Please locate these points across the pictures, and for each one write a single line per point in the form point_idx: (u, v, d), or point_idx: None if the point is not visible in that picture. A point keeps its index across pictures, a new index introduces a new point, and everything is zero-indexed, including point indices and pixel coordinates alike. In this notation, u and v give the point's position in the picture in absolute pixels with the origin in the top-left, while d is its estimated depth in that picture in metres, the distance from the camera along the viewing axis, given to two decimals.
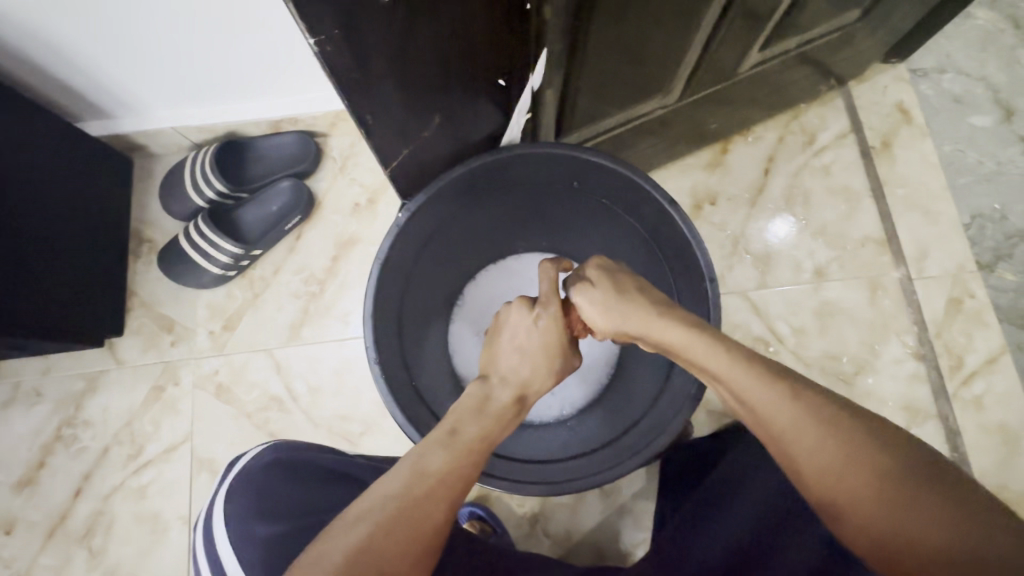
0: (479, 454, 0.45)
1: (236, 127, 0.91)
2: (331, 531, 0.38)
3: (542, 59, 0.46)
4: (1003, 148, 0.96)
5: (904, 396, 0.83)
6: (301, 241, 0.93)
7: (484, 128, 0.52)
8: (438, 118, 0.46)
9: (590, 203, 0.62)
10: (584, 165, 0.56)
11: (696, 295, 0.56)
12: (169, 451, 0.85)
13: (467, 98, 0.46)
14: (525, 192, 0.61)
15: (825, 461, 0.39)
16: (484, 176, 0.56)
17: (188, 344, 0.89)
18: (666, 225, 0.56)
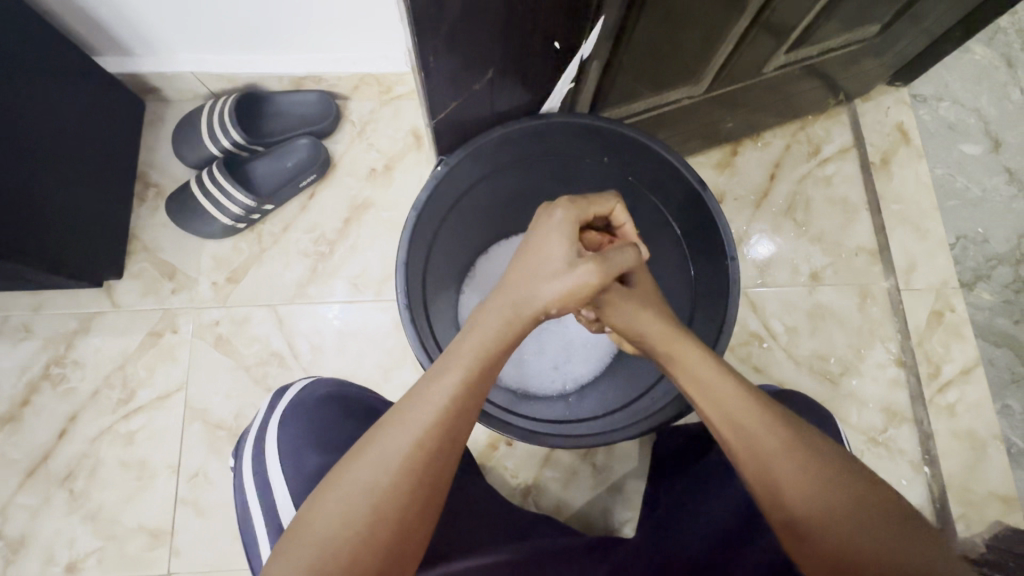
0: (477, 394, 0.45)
1: (257, 80, 0.91)
2: (345, 467, 0.41)
3: (597, 27, 0.49)
4: (988, 176, 1.02)
5: (885, 399, 0.88)
6: (314, 200, 0.93)
7: (528, 90, 0.54)
8: (491, 73, 0.49)
9: (614, 180, 0.65)
10: (617, 142, 0.59)
11: (716, 273, 0.59)
12: (161, 399, 0.84)
13: (522, 58, 0.49)
14: (556, 162, 0.64)
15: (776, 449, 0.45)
16: (520, 142, 0.59)
17: (189, 293, 0.88)
18: (692, 204, 0.59)
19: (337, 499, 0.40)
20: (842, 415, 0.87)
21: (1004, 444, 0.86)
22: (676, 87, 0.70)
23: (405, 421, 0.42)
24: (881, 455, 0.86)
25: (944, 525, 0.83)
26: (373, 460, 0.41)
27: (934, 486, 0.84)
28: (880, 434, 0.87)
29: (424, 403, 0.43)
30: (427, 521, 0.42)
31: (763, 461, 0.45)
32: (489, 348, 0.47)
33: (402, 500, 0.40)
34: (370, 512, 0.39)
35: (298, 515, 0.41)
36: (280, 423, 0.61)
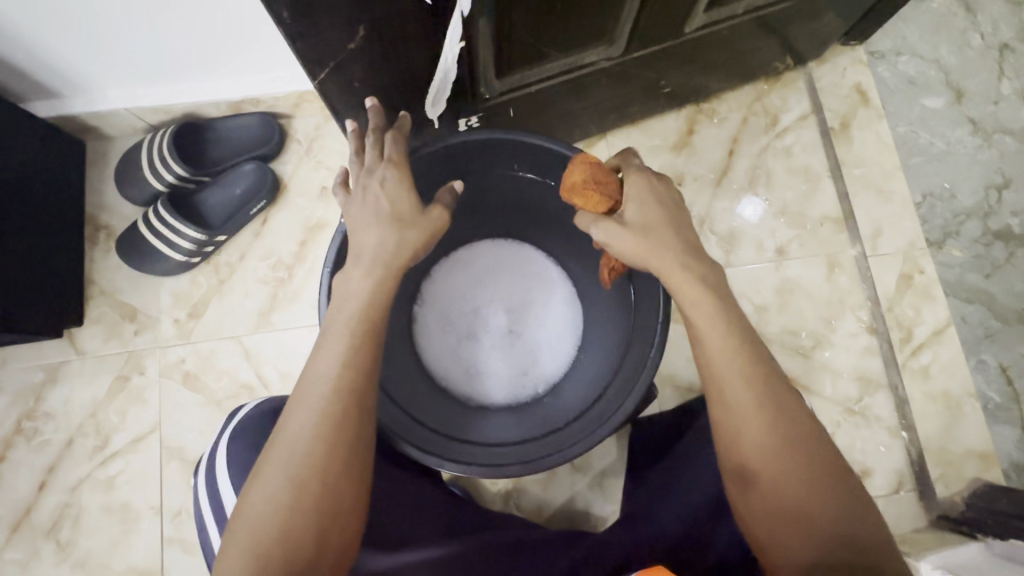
0: (363, 355, 0.49)
1: (195, 109, 0.88)
2: (267, 458, 0.46)
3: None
4: (952, 128, 1.00)
5: (857, 367, 0.88)
6: (268, 225, 0.91)
7: (419, 48, 0.57)
8: (363, 32, 0.53)
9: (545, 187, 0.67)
10: (528, 149, 0.61)
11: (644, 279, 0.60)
12: (136, 441, 0.84)
13: (396, 19, 0.52)
14: (483, 173, 0.66)
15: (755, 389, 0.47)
16: (447, 156, 0.61)
17: (153, 333, 0.87)
18: None
19: (265, 483, 0.45)
20: (816, 388, 0.87)
21: (979, 400, 0.86)
22: (589, 43, 0.69)
23: (304, 404, 0.47)
24: (858, 425, 0.86)
25: (924, 487, 0.84)
26: (286, 441, 0.46)
27: (912, 450, 0.85)
28: (856, 403, 0.87)
29: (315, 382, 0.48)
30: (355, 479, 0.47)
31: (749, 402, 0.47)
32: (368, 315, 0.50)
33: (320, 468, 0.45)
34: (294, 489, 0.45)
35: (234, 512, 0.46)
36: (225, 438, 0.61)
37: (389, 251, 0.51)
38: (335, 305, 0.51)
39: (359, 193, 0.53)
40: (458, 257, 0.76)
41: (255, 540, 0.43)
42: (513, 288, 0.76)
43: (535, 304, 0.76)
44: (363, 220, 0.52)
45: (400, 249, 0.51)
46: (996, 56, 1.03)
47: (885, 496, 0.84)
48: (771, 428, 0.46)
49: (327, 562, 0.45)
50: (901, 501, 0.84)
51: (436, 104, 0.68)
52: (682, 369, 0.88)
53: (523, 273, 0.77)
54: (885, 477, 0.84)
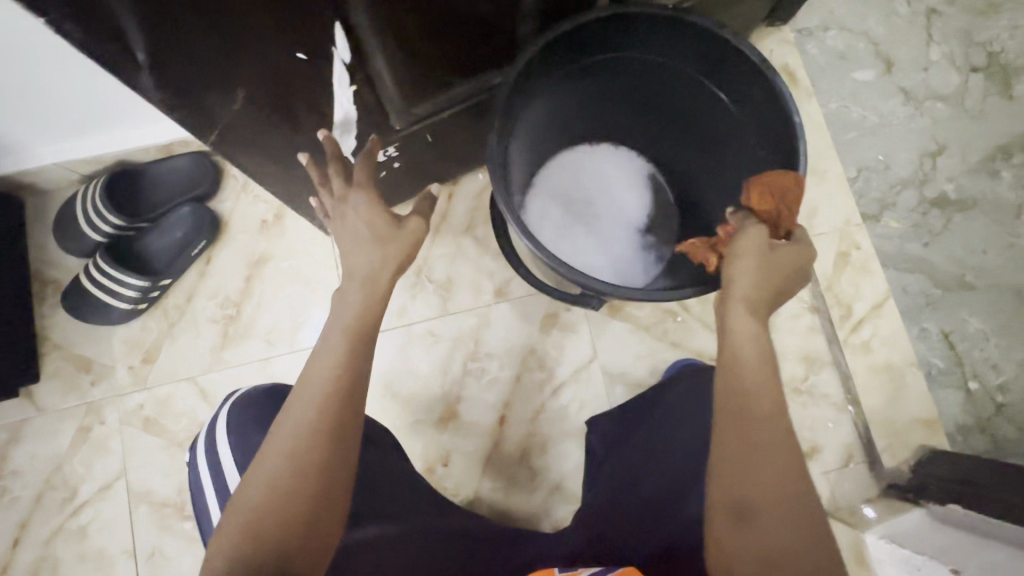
0: (355, 351, 0.50)
1: (127, 156, 0.89)
2: (264, 451, 0.47)
3: (337, 29, 0.49)
4: (884, 99, 1.00)
5: (801, 348, 0.89)
6: (212, 264, 0.92)
7: (303, 95, 0.53)
8: (242, 93, 0.49)
9: (711, 104, 0.69)
10: (668, 35, 0.64)
11: (779, 141, 0.62)
12: (104, 489, 0.86)
13: (267, 72, 0.48)
14: (646, 66, 0.69)
15: (771, 398, 0.44)
16: (586, 37, 0.64)
17: (110, 382, 0.89)
18: (758, 94, 0.63)
19: (263, 472, 0.46)
20: None
21: (920, 369, 0.88)
22: (492, 65, 0.65)
23: (301, 397, 0.48)
24: (806, 404, 0.88)
25: (873, 458, 0.86)
26: (286, 431, 0.47)
27: (859, 423, 0.87)
28: (802, 383, 0.88)
29: (315, 377, 0.49)
30: (349, 466, 0.48)
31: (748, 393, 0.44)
32: (365, 317, 0.52)
33: (319, 454, 0.46)
34: (296, 467, 0.45)
35: (234, 497, 0.46)
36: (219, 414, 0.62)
37: (379, 266, 0.53)
38: (333, 311, 0.53)
39: (339, 221, 0.55)
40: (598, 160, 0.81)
41: (247, 515, 0.44)
42: (606, 223, 0.81)
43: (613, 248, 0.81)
44: (352, 245, 0.54)
45: (387, 263, 0.53)
46: (924, 22, 1.03)
47: (837, 470, 0.86)
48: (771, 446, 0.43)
49: (321, 540, 0.46)
50: (852, 474, 0.86)
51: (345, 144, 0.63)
52: (632, 367, 0.89)
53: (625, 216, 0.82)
54: (835, 451, 0.86)
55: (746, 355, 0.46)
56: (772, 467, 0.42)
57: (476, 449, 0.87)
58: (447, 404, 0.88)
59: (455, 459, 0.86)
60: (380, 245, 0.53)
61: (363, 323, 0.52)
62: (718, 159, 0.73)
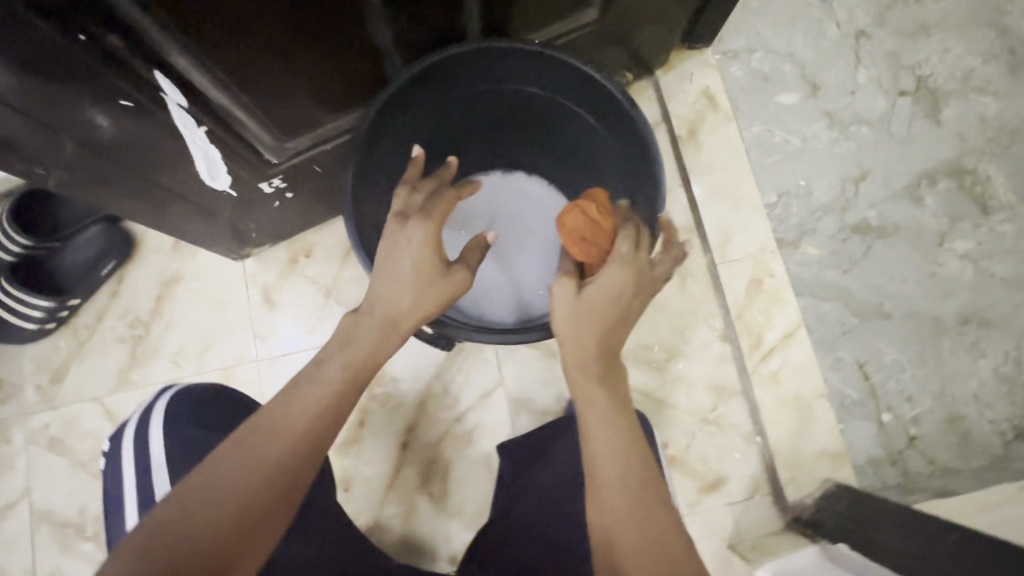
0: (346, 390, 0.49)
1: None
2: (216, 461, 0.44)
3: (162, 78, 0.50)
4: (809, 123, 0.99)
5: (709, 376, 0.88)
6: (124, 284, 0.92)
7: (141, 136, 0.53)
8: (71, 142, 0.49)
9: (593, 135, 0.70)
10: (541, 73, 0.65)
11: (647, 178, 0.63)
12: (6, 508, 0.86)
13: (89, 118, 0.48)
14: (530, 96, 0.69)
15: (625, 442, 0.47)
16: (459, 74, 0.65)
17: (18, 401, 0.89)
18: (628, 130, 0.64)
19: (213, 486, 0.42)
20: (670, 401, 0.88)
21: (830, 400, 0.87)
22: (358, 100, 0.66)
23: (278, 420, 0.46)
24: (713, 434, 0.87)
25: (778, 491, 0.85)
26: (252, 452, 0.44)
27: (765, 455, 0.86)
28: (710, 412, 0.87)
29: (300, 407, 0.47)
30: (293, 504, 0.45)
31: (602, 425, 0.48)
32: (368, 357, 0.51)
33: (271, 486, 0.43)
34: (246, 481, 0.43)
35: (162, 502, 0.42)
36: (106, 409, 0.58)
37: (388, 319, 0.52)
38: (336, 346, 0.51)
39: (389, 245, 0.54)
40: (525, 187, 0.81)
41: (158, 523, 0.41)
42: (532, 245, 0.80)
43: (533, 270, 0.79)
44: (384, 281, 0.53)
45: (416, 310, 0.54)
46: (852, 44, 1.02)
47: (741, 502, 0.85)
48: (625, 483, 0.45)
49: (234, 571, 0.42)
50: (756, 506, 0.85)
51: (215, 177, 0.64)
52: (538, 394, 0.88)
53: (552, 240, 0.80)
54: (741, 482, 0.85)
55: (600, 405, 0.49)
56: (633, 506, 0.44)
57: (379, 474, 0.86)
58: (350, 429, 0.87)
59: (357, 484, 0.86)
60: (417, 285, 0.53)
61: (366, 365, 0.50)
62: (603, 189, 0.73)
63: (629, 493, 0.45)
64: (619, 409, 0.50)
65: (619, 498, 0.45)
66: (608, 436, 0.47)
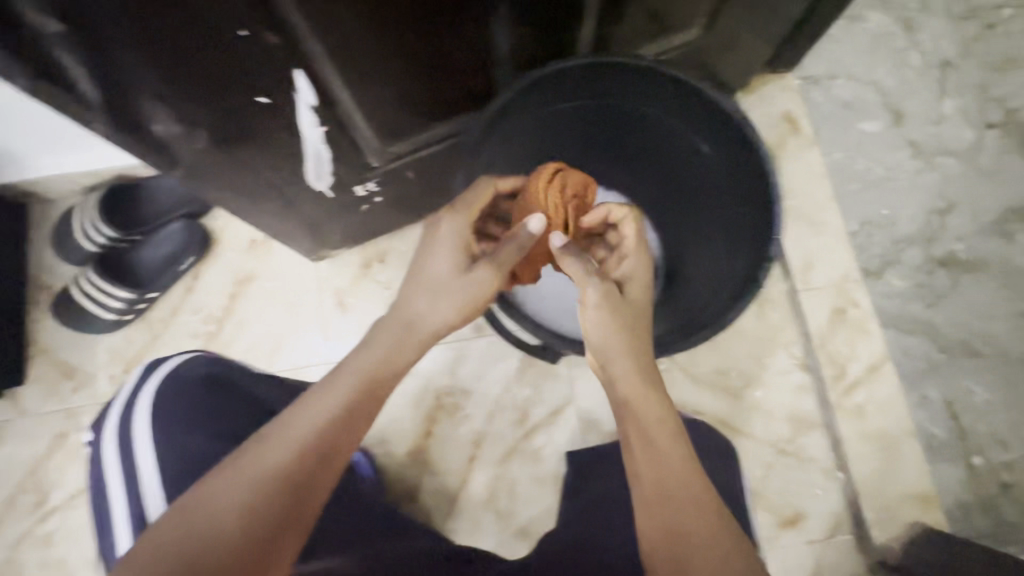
0: (361, 406, 0.49)
1: (126, 170, 0.91)
2: (219, 475, 0.44)
3: (301, 78, 0.49)
4: (892, 152, 0.97)
5: (788, 407, 0.85)
6: (200, 280, 0.93)
7: (268, 135, 0.53)
8: (203, 135, 0.48)
9: (695, 159, 0.69)
10: (651, 87, 0.64)
11: (759, 201, 0.61)
12: (73, 497, 0.87)
13: (226, 113, 0.48)
14: (637, 113, 0.68)
15: (683, 472, 0.49)
16: (567, 83, 0.64)
17: (90, 390, 0.90)
18: (740, 150, 0.62)
19: (224, 499, 0.43)
20: (745, 429, 0.85)
21: (918, 439, 0.83)
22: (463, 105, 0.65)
23: (293, 438, 0.46)
24: (791, 467, 0.83)
25: (860, 532, 0.80)
26: (256, 468, 0.44)
27: (848, 492, 0.82)
28: (789, 444, 0.84)
29: (312, 421, 0.47)
30: (305, 523, 0.45)
31: (653, 444, 0.50)
32: (369, 371, 0.51)
33: (276, 505, 0.43)
34: (235, 512, 0.42)
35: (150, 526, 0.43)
36: (157, 362, 0.67)
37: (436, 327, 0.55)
38: (354, 359, 0.52)
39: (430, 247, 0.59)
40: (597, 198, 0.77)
41: (165, 545, 0.41)
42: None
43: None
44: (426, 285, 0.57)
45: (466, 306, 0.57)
46: (937, 74, 1.00)
47: (821, 541, 0.81)
48: (699, 508, 0.47)
49: None
50: (837, 547, 0.81)
51: (319, 177, 0.63)
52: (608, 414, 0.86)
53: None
54: (820, 520, 0.81)
55: (656, 433, 0.51)
56: (674, 523, 0.47)
57: (443, 486, 0.85)
58: (416, 438, 0.86)
59: (420, 495, 0.85)
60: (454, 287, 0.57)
61: (371, 380, 0.51)
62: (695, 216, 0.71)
63: (699, 519, 0.47)
64: (674, 430, 0.51)
65: (685, 523, 0.47)
66: (645, 449, 0.50)
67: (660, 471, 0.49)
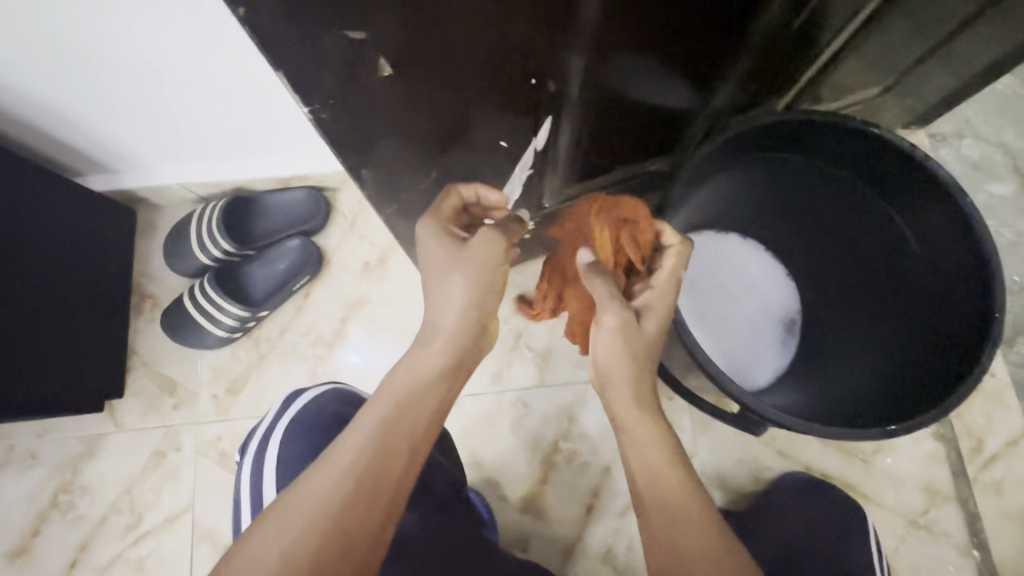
0: (369, 467, 0.43)
1: (245, 184, 0.88)
2: (232, 557, 0.40)
3: (547, 125, 0.53)
4: (1021, 218, 0.95)
5: (921, 476, 0.82)
6: (310, 300, 0.90)
7: (482, 168, 0.55)
8: (433, 173, 0.52)
9: (892, 244, 0.64)
10: (840, 147, 0.61)
11: (963, 271, 0.58)
12: (169, 521, 0.83)
13: (466, 150, 0.51)
14: (823, 175, 0.64)
15: (681, 495, 0.44)
16: (755, 139, 0.60)
17: (191, 408, 0.87)
18: (940, 218, 0.58)
19: None
20: (875, 497, 0.82)
21: None
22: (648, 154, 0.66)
23: (297, 508, 0.41)
24: (924, 541, 0.80)
25: None
26: (260, 547, 0.40)
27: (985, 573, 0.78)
28: (921, 516, 0.81)
29: (320, 484, 0.42)
30: None
31: (680, 520, 0.43)
32: (391, 425, 0.45)
33: None
34: (313, 512, 0.41)
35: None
36: (300, 389, 0.63)
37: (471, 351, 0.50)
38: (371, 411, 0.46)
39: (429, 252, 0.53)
40: (721, 245, 0.71)
41: None
42: (729, 310, 0.70)
43: (734, 338, 0.70)
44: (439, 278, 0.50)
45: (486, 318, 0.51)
46: None
47: None
48: None
49: None
50: None
51: None
52: (733, 472, 0.83)
53: (755, 301, 0.71)
54: None
55: (648, 464, 0.46)
56: None
57: (559, 537, 0.81)
58: (532, 483, 0.83)
59: (533, 544, 0.81)
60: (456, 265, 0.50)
61: (392, 438, 0.45)
62: (881, 321, 0.65)
63: None
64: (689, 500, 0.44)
65: None
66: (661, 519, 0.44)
67: (657, 491, 0.45)
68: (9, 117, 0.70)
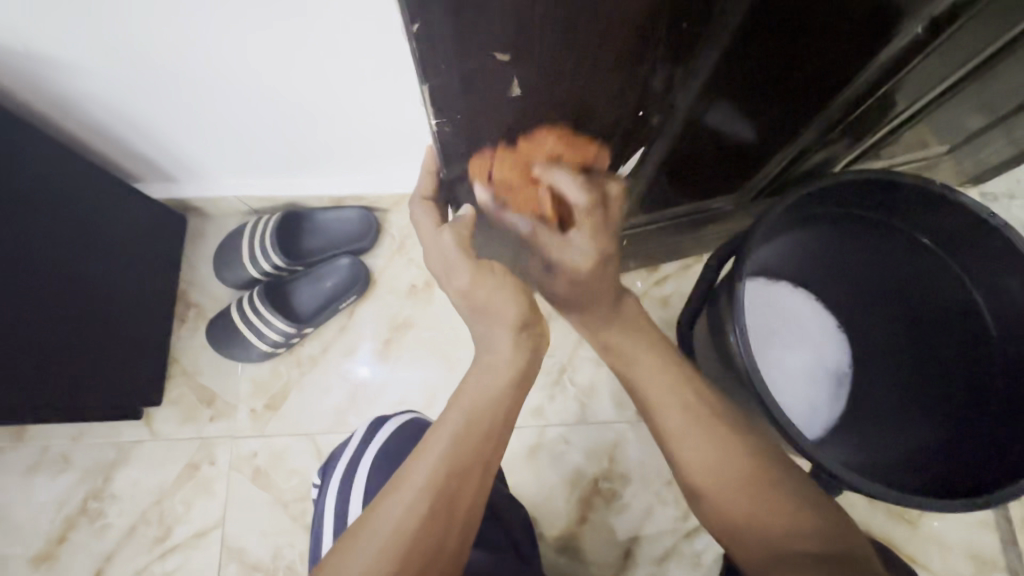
0: (459, 466, 0.45)
1: (300, 200, 0.89)
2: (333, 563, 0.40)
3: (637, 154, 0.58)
4: None
5: (967, 542, 0.80)
6: (354, 319, 0.90)
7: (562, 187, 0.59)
8: None
9: (961, 304, 0.61)
10: (908, 209, 0.59)
11: None
12: (198, 536, 0.81)
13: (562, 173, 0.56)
14: (889, 234, 0.63)
15: (721, 461, 0.48)
16: (826, 197, 0.60)
17: (228, 421, 0.86)
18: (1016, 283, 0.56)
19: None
20: (921, 561, 0.80)
21: None
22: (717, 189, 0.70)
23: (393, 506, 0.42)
24: None
25: None
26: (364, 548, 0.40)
27: None
28: None
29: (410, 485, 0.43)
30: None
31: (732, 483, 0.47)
32: (474, 430, 0.47)
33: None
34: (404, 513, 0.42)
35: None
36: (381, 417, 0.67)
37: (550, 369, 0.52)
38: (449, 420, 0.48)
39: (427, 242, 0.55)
40: (781, 293, 0.70)
41: None
42: (786, 361, 0.69)
43: (791, 387, 0.69)
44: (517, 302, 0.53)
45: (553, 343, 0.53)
46: None
47: None
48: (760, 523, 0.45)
49: None
50: None
51: None
52: None
53: (811, 353, 0.70)
54: None
55: (684, 446, 0.50)
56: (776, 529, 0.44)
57: None
58: (569, 522, 0.81)
59: None
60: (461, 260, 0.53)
61: (472, 439, 0.46)
62: (949, 404, 0.63)
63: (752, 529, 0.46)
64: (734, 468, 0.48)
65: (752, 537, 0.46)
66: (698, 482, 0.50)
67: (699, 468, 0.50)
68: (83, 123, 0.70)
